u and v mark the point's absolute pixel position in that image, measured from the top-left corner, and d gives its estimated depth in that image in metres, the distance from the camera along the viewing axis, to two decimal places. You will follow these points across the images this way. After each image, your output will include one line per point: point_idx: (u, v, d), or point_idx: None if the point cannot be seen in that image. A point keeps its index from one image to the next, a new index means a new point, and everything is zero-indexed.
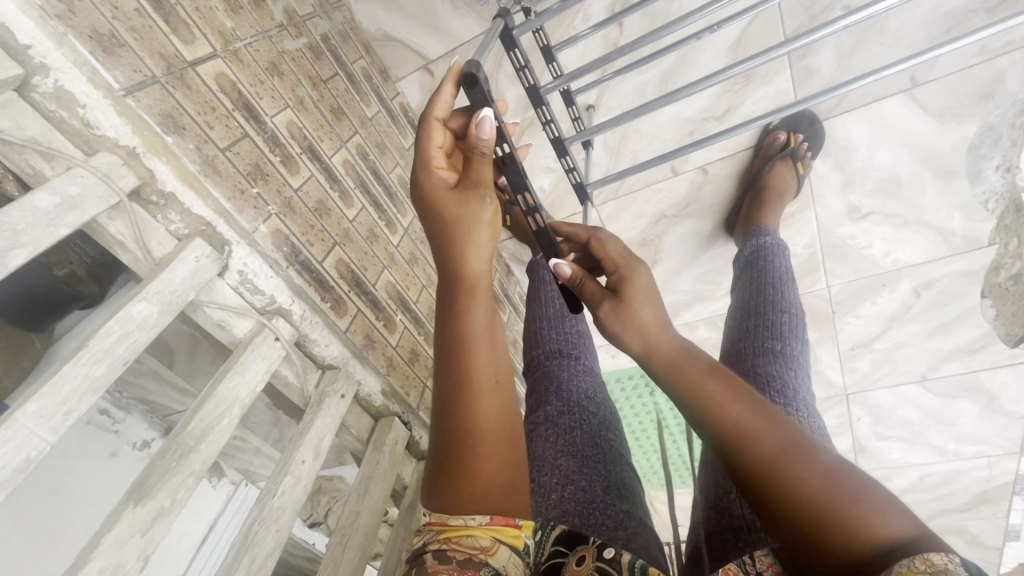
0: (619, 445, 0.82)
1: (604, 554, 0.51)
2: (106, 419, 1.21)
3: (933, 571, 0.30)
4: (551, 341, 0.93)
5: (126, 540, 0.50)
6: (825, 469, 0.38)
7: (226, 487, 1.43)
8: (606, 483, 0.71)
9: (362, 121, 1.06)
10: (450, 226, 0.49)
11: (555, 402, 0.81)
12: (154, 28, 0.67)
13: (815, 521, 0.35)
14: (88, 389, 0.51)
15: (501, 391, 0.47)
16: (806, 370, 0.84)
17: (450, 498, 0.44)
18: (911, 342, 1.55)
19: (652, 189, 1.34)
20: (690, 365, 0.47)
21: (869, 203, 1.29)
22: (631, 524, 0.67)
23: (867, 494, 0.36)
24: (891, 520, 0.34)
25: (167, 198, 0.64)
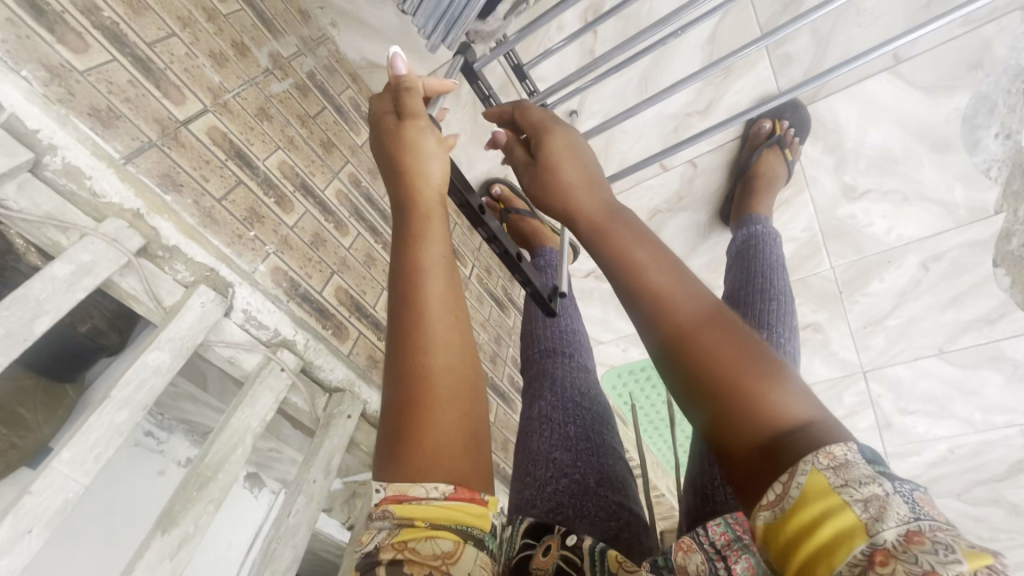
0: (612, 439, 0.88)
1: (567, 541, 0.55)
2: (152, 440, 1.27)
3: (834, 465, 0.30)
4: (546, 340, 1.02)
5: (157, 565, 0.56)
6: (740, 341, 0.37)
7: (267, 497, 1.51)
8: (599, 476, 0.76)
9: (353, 150, 1.11)
10: (412, 167, 0.57)
11: (548, 397, 0.90)
12: (147, 95, 0.73)
13: (719, 394, 0.35)
14: (115, 433, 0.57)
15: (452, 311, 0.50)
16: (794, 358, 0.84)
17: (403, 431, 0.45)
18: (926, 316, 1.53)
19: (643, 186, 1.36)
20: (614, 227, 0.48)
21: (864, 182, 1.28)
22: (623, 515, 0.71)
23: (783, 370, 0.35)
24: (795, 398, 0.34)
25: (171, 251, 0.70)
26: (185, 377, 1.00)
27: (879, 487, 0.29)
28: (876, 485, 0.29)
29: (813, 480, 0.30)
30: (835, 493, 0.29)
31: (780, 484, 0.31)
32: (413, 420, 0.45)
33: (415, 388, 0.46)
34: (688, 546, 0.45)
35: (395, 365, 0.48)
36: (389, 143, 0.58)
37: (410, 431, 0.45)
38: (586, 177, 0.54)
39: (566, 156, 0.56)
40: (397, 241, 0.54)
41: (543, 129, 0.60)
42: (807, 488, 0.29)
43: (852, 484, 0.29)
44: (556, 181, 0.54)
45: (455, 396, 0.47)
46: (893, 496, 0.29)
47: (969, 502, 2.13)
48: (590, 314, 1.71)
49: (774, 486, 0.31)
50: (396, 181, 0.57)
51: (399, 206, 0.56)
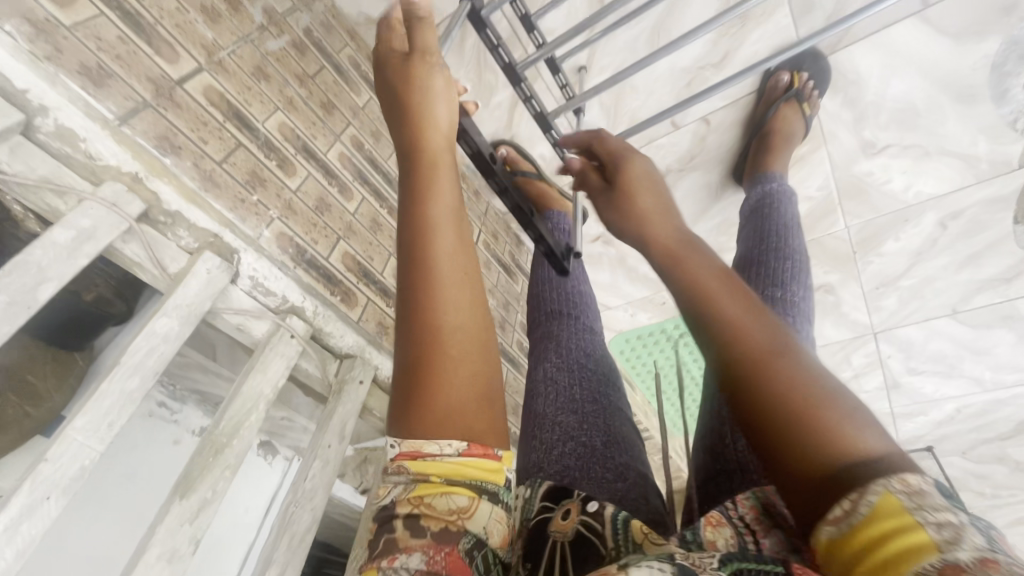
0: (618, 399, 0.87)
1: (588, 507, 0.54)
2: (165, 411, 1.28)
3: (910, 491, 0.30)
4: (552, 302, 0.99)
5: (177, 528, 0.57)
6: (813, 370, 0.36)
7: (281, 463, 1.53)
8: (606, 438, 0.76)
9: (355, 111, 1.07)
10: (417, 113, 0.53)
11: (553, 359, 0.88)
12: (138, 52, 0.70)
13: (786, 416, 0.34)
14: (127, 401, 0.57)
15: (463, 263, 0.48)
16: (810, 317, 0.82)
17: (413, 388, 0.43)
18: (940, 276, 1.50)
19: (652, 146, 1.32)
20: (687, 250, 0.46)
21: (884, 137, 1.23)
22: (630, 475, 0.72)
23: (860, 408, 0.34)
24: (871, 435, 0.33)
25: (174, 216, 0.68)
26: (192, 347, 1.00)
27: (951, 516, 0.29)
28: (949, 515, 0.29)
29: (884, 501, 0.30)
30: (907, 515, 0.29)
31: (846, 502, 0.31)
32: (424, 378, 0.43)
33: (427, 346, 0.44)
34: (716, 520, 0.43)
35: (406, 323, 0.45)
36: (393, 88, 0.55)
37: (422, 389, 0.43)
38: (659, 203, 0.53)
39: (640, 183, 0.55)
40: (403, 193, 0.50)
41: (623, 158, 0.58)
42: (878, 508, 0.30)
43: (925, 509, 0.29)
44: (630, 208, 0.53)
45: (470, 353, 0.45)
46: (964, 526, 0.29)
47: (973, 459, 2.15)
48: (598, 279, 1.69)
49: (839, 504, 0.31)
50: (401, 129, 0.53)
51: (404, 157, 0.52)
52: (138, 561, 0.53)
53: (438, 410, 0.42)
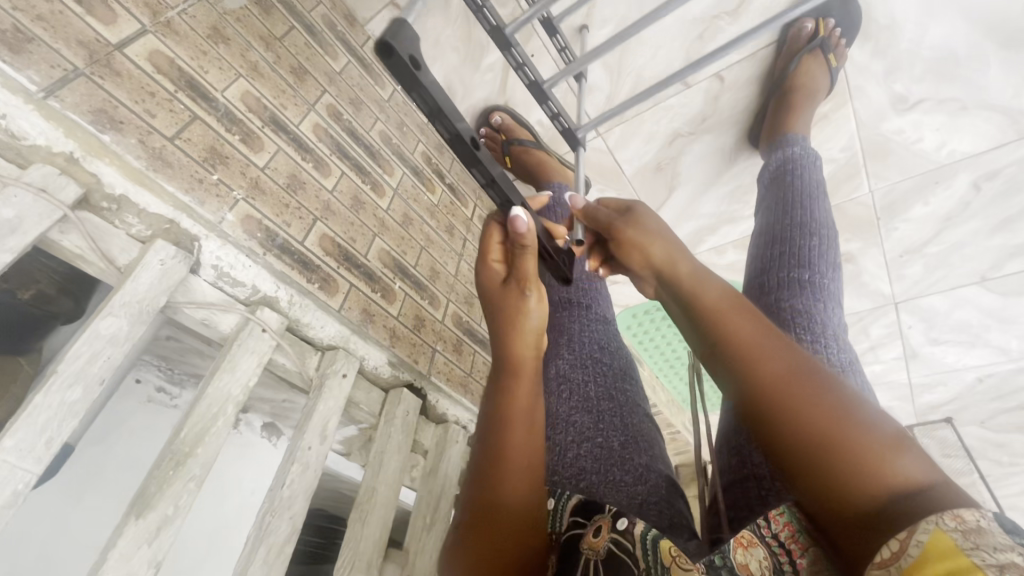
0: (636, 393, 0.82)
1: (618, 524, 0.45)
2: (164, 395, 1.24)
3: (964, 528, 0.28)
4: (562, 290, 0.94)
5: (133, 553, 0.51)
6: (841, 395, 0.36)
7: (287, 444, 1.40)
8: (623, 438, 0.71)
9: (331, 77, 0.97)
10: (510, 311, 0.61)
11: (566, 355, 0.82)
12: (66, 12, 0.61)
13: (823, 453, 0.34)
14: (67, 414, 0.50)
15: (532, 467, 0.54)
16: (838, 301, 0.74)
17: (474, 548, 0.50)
18: (970, 242, 1.40)
19: (660, 107, 1.21)
20: (700, 287, 0.46)
21: (918, 91, 1.11)
22: (651, 477, 0.67)
23: (900, 434, 0.34)
24: (912, 459, 0.32)
25: (118, 202, 0.60)
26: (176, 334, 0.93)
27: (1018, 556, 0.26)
28: (1014, 552, 0.27)
29: (935, 538, 0.28)
30: (963, 554, 0.27)
31: (895, 541, 0.30)
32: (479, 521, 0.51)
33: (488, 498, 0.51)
34: (747, 541, 0.40)
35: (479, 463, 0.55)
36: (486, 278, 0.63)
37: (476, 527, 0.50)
38: (664, 235, 0.51)
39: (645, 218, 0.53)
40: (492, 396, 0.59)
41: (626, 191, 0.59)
42: (930, 549, 0.28)
43: (984, 549, 0.27)
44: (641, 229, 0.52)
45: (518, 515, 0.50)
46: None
47: (992, 428, 2.09)
48: None
49: (889, 542, 0.30)
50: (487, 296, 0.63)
51: (497, 335, 0.61)
52: None
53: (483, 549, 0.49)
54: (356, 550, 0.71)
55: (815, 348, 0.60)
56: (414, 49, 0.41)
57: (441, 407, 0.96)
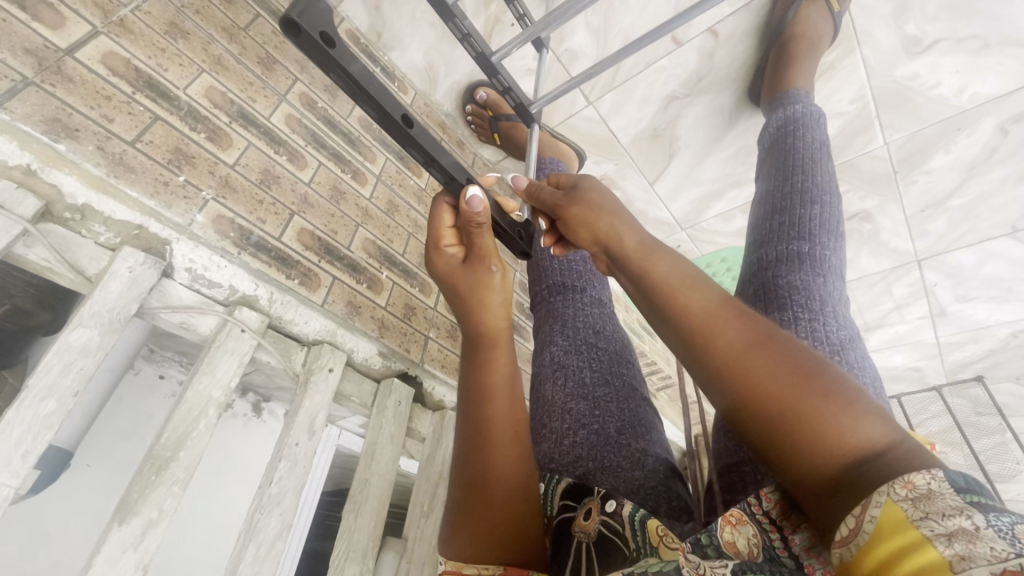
0: (634, 376, 0.79)
1: (606, 506, 0.47)
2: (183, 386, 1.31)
3: (916, 496, 0.28)
4: (556, 274, 0.90)
5: (119, 557, 0.52)
6: (794, 362, 0.35)
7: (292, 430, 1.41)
8: (621, 423, 0.69)
9: (302, 64, 0.94)
10: (477, 291, 0.56)
11: (560, 341, 0.80)
12: (9, 19, 0.59)
13: (781, 427, 0.34)
14: (41, 427, 0.51)
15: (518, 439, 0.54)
16: (841, 273, 0.70)
17: (472, 528, 0.50)
18: (998, 192, 1.31)
19: (653, 69, 1.13)
20: (652, 265, 0.45)
21: (934, 31, 1.02)
22: (649, 462, 0.65)
23: (858, 393, 0.33)
24: (870, 420, 0.32)
25: (82, 211, 0.60)
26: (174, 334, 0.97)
27: (966, 521, 0.26)
28: (963, 516, 0.26)
29: (888, 512, 0.28)
30: (914, 527, 0.27)
31: (853, 517, 0.30)
32: (469, 500, 0.51)
33: (474, 474, 0.52)
34: (737, 518, 0.38)
35: (463, 442, 0.54)
36: (444, 265, 0.57)
37: (466, 505, 0.51)
38: (609, 209, 0.51)
39: (589, 194, 0.53)
40: (469, 370, 0.57)
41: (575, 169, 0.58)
42: (882, 522, 0.28)
43: (933, 518, 0.26)
44: (593, 210, 0.52)
45: (505, 486, 0.51)
46: (982, 530, 0.25)
47: None
48: None
49: (847, 519, 0.30)
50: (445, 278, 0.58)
51: (463, 314, 0.58)
52: None
53: (477, 525, 0.49)
54: (350, 542, 0.71)
55: (812, 330, 0.57)
56: (327, 26, 0.39)
57: (439, 395, 0.96)
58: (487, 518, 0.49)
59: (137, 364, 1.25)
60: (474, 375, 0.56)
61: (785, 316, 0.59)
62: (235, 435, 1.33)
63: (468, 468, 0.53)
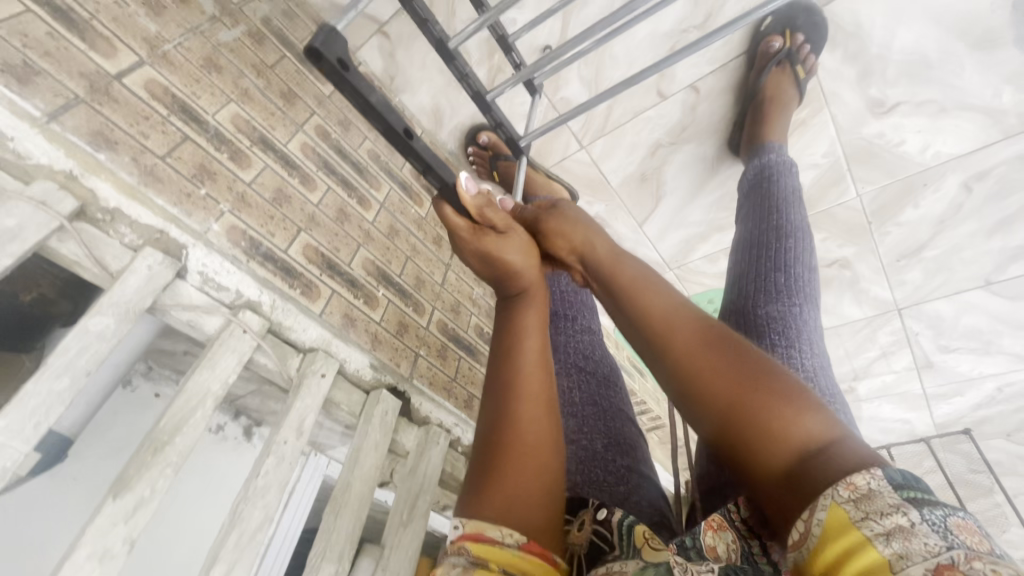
0: (619, 400, 0.83)
1: (599, 516, 0.50)
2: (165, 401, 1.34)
3: (857, 495, 0.30)
4: (547, 302, 0.95)
5: (110, 528, 0.55)
6: (745, 366, 0.40)
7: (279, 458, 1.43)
8: (606, 440, 0.73)
9: (320, 100, 1.04)
10: (499, 265, 0.59)
11: (551, 364, 0.84)
12: (70, 48, 0.68)
13: (737, 423, 0.37)
14: (55, 401, 0.56)
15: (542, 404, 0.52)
16: (817, 302, 0.76)
17: (494, 486, 0.46)
18: (969, 245, 1.38)
19: (640, 118, 1.24)
20: (622, 273, 0.52)
21: (894, 94, 1.12)
22: (632, 478, 0.68)
23: (802, 390, 0.37)
24: (813, 417, 0.35)
25: (112, 213, 0.67)
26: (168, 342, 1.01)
27: (903, 517, 0.28)
28: (900, 513, 0.29)
29: (834, 514, 0.30)
30: (855, 528, 0.29)
31: (803, 523, 0.32)
32: (500, 465, 0.48)
33: (509, 437, 0.49)
34: (717, 523, 0.43)
35: (493, 408, 0.53)
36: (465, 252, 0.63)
37: (497, 469, 0.48)
38: (582, 221, 0.59)
39: (567, 211, 0.61)
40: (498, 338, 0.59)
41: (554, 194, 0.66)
42: (829, 526, 0.30)
43: (872, 518, 0.29)
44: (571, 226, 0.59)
45: (542, 452, 0.49)
46: (918, 526, 0.28)
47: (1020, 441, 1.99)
48: None
49: (799, 523, 0.32)
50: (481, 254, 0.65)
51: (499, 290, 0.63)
52: (65, 562, 0.52)
53: (514, 488, 0.46)
54: (328, 544, 0.74)
55: (790, 356, 0.61)
56: (344, 54, 0.47)
57: (425, 411, 0.99)
58: (521, 482, 0.47)
59: (134, 383, 1.31)
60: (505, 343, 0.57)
61: (765, 344, 0.64)
62: (223, 453, 1.34)
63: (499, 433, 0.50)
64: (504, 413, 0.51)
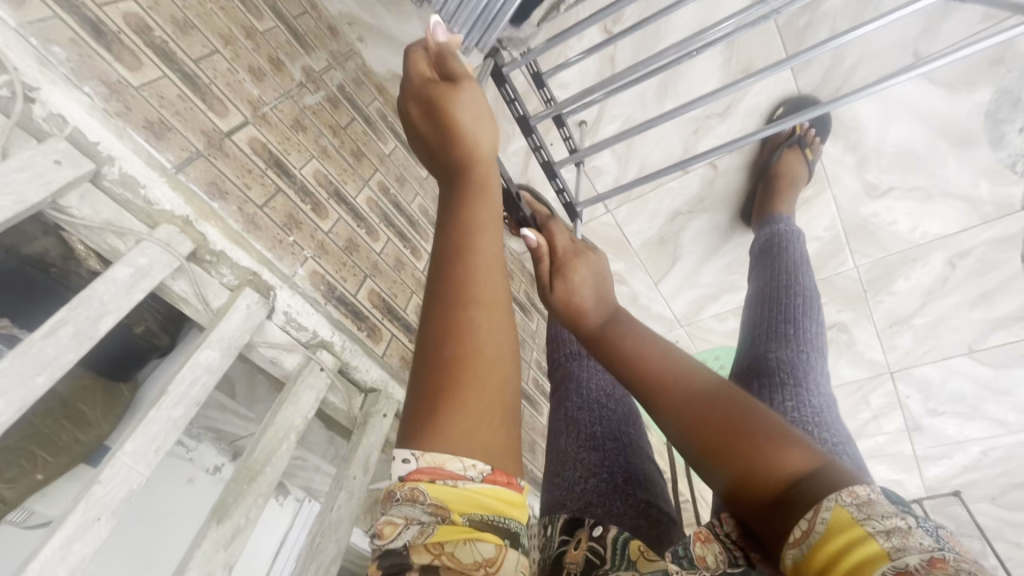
0: (639, 438, 0.88)
1: (594, 533, 0.59)
2: (181, 449, 1.25)
3: (859, 499, 0.37)
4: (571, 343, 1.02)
5: (213, 554, 0.59)
6: (738, 408, 0.46)
7: (292, 504, 1.42)
8: (628, 475, 0.76)
9: (381, 159, 1.14)
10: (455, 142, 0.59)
11: (575, 399, 0.89)
12: (194, 108, 0.77)
13: (735, 457, 0.43)
14: (170, 428, 0.60)
15: (496, 315, 0.49)
16: (823, 353, 0.84)
17: (454, 422, 0.43)
18: (953, 315, 1.51)
19: (663, 189, 1.36)
20: (618, 332, 0.60)
21: (887, 180, 1.28)
22: (652, 513, 0.71)
23: (787, 431, 0.44)
24: (802, 453, 0.42)
25: (218, 256, 0.73)
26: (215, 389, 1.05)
27: (899, 521, 0.35)
28: (897, 519, 0.36)
29: (838, 515, 0.36)
30: (860, 524, 0.35)
31: (806, 522, 0.37)
32: (451, 386, 0.44)
33: (458, 349, 0.46)
34: (706, 537, 0.50)
35: (440, 310, 0.48)
36: (433, 102, 0.61)
37: (447, 395, 0.44)
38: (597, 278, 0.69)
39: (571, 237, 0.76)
40: (444, 213, 0.56)
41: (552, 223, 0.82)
42: (836, 521, 0.36)
43: (874, 518, 0.35)
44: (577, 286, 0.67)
45: (496, 365, 0.47)
46: (913, 530, 0.35)
47: (1005, 506, 2.05)
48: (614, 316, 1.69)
49: (801, 523, 0.38)
50: (435, 130, 0.61)
51: (442, 153, 0.60)
52: None
53: (469, 414, 0.43)
54: None
55: (799, 392, 0.70)
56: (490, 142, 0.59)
57: None
58: (475, 408, 0.44)
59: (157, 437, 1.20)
60: (456, 239, 0.52)
61: (775, 379, 0.73)
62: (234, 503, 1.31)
63: (447, 345, 0.46)
64: (450, 321, 0.47)
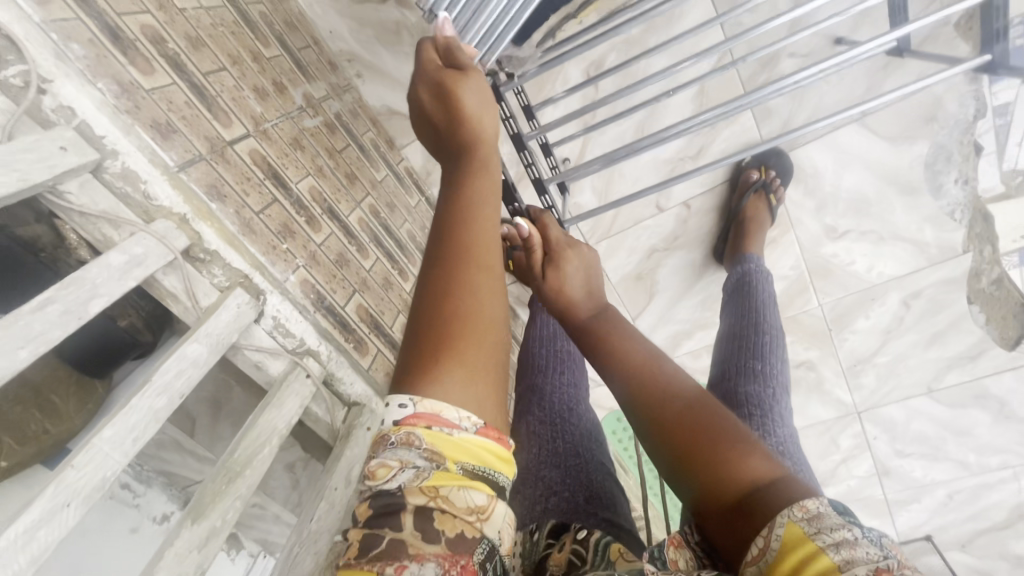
0: (601, 452, 0.87)
1: (578, 536, 0.62)
2: (128, 493, 1.14)
3: (807, 514, 0.41)
4: (538, 355, 1.01)
5: (186, 554, 0.55)
6: (711, 412, 0.49)
7: (244, 560, 1.27)
8: (588, 494, 0.75)
9: (373, 184, 1.18)
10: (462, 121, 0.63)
11: (536, 413, 0.90)
12: (200, 116, 0.79)
13: (704, 465, 0.46)
14: (152, 419, 0.57)
15: (495, 280, 0.52)
16: (788, 388, 0.88)
17: (449, 373, 0.45)
18: (911, 354, 1.55)
19: (640, 226, 1.46)
20: (606, 321, 0.62)
21: (844, 224, 1.42)
22: (613, 529, 0.69)
23: (750, 442, 0.47)
24: (765, 466, 0.45)
25: (211, 255, 0.73)
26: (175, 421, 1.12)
27: (848, 533, 0.39)
28: (844, 531, 0.39)
29: (791, 531, 0.40)
30: (811, 539, 0.39)
31: (763, 540, 0.41)
32: (449, 341, 0.47)
33: (457, 307, 0.49)
34: (678, 542, 0.49)
35: (441, 270, 0.51)
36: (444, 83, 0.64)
37: (443, 351, 0.46)
38: (585, 267, 0.72)
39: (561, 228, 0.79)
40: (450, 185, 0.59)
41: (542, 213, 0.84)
42: (790, 537, 0.40)
43: (823, 532, 0.39)
44: (566, 274, 0.70)
45: (491, 326, 0.49)
46: (859, 540, 0.39)
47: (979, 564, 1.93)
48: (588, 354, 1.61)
49: (758, 540, 0.41)
50: (444, 108, 0.64)
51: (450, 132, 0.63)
52: None
53: (467, 365, 0.47)
54: None
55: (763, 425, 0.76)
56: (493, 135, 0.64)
57: None
58: (471, 361, 0.47)
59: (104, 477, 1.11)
60: (458, 210, 0.55)
61: (743, 412, 0.79)
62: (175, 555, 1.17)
63: (447, 303, 0.49)
64: (450, 281, 0.50)
